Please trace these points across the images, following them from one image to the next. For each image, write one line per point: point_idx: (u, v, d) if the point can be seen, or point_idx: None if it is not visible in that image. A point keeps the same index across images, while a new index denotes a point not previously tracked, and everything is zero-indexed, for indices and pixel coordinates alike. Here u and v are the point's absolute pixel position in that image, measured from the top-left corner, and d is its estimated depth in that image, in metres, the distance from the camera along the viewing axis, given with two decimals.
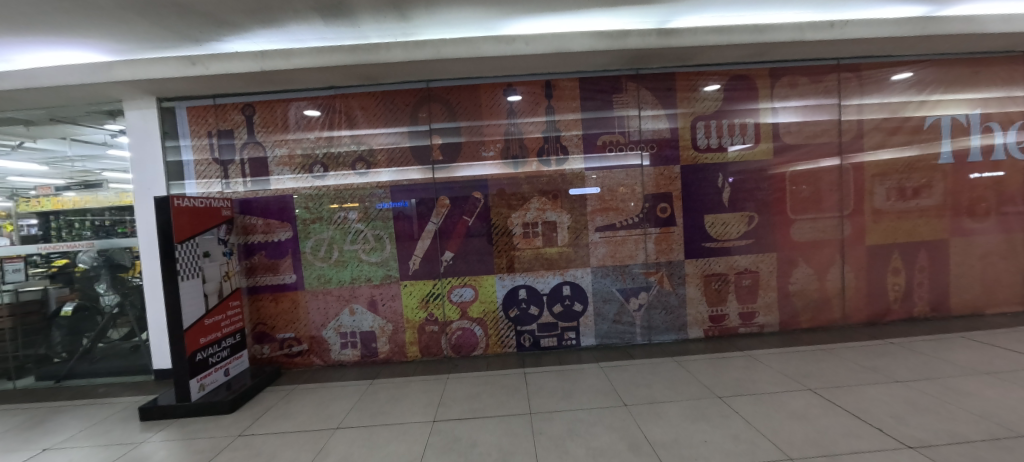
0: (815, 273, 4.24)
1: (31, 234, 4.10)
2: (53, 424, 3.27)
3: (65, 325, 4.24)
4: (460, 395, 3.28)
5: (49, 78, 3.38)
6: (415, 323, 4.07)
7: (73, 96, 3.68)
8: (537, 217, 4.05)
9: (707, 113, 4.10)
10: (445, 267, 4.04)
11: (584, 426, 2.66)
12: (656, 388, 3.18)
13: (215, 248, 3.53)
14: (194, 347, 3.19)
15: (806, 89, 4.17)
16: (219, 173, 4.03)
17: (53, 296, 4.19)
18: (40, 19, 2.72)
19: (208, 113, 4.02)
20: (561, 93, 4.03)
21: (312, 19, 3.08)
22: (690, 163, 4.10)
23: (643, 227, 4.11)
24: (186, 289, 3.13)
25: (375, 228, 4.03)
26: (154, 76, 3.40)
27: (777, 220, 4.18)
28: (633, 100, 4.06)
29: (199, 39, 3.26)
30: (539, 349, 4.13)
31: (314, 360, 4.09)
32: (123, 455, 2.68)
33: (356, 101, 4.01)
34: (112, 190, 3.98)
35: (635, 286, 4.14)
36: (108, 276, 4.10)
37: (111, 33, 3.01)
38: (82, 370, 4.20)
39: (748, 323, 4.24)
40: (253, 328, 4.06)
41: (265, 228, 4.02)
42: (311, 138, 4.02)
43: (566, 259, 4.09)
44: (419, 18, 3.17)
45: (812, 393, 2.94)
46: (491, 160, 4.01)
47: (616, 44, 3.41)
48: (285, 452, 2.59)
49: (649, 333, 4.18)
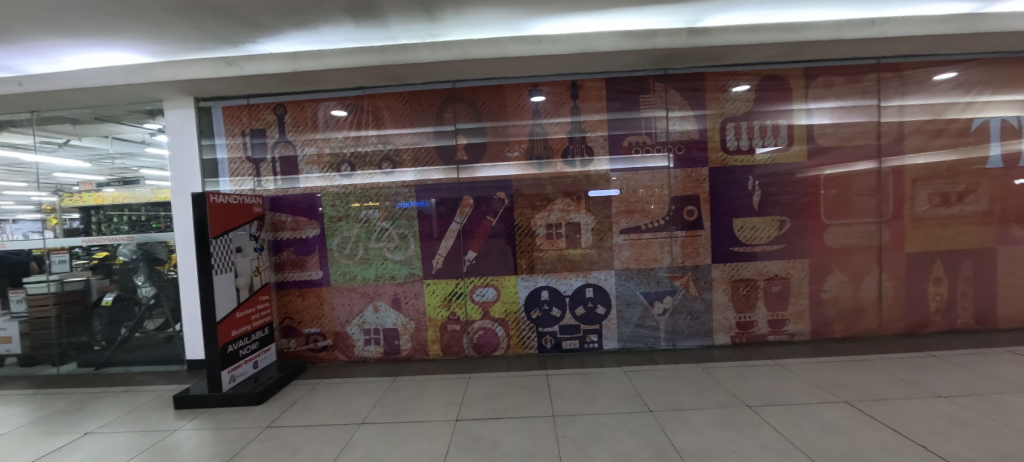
0: (849, 281, 4.07)
1: (73, 227, 4.31)
2: (94, 408, 3.43)
3: (105, 314, 4.45)
4: (481, 395, 3.27)
5: (94, 79, 3.54)
6: (437, 322, 4.10)
7: (117, 96, 3.85)
8: (560, 218, 4.02)
9: (737, 114, 4.00)
10: (467, 266, 4.05)
11: (607, 431, 2.62)
12: (682, 394, 3.12)
13: (247, 244, 3.64)
14: (226, 339, 3.29)
15: (842, 89, 4.01)
16: (251, 171, 4.14)
17: (94, 286, 4.41)
18: (90, 21, 2.87)
19: (242, 113, 4.13)
20: (587, 94, 3.98)
21: (343, 21, 3.14)
22: (719, 165, 4.00)
23: (669, 230, 4.03)
24: (220, 283, 3.23)
25: (399, 227, 4.08)
26: (192, 76, 3.53)
27: (809, 225, 4.03)
28: (661, 101, 3.99)
29: (235, 40, 3.37)
30: (561, 351, 4.09)
31: (338, 355, 4.16)
32: (157, 442, 2.79)
33: (382, 101, 4.06)
34: (148, 186, 4.17)
35: (660, 289, 4.07)
36: (146, 269, 4.27)
37: (154, 35, 3.15)
38: (121, 358, 4.39)
39: (777, 331, 4.10)
40: (281, 323, 4.16)
41: (293, 225, 4.11)
42: (340, 137, 4.09)
43: (589, 260, 4.05)
44: (447, 19, 3.20)
45: (846, 406, 2.82)
46: (515, 161, 4.00)
47: (644, 44, 3.36)
48: (310, 445, 2.64)
49: (672, 338, 4.09)
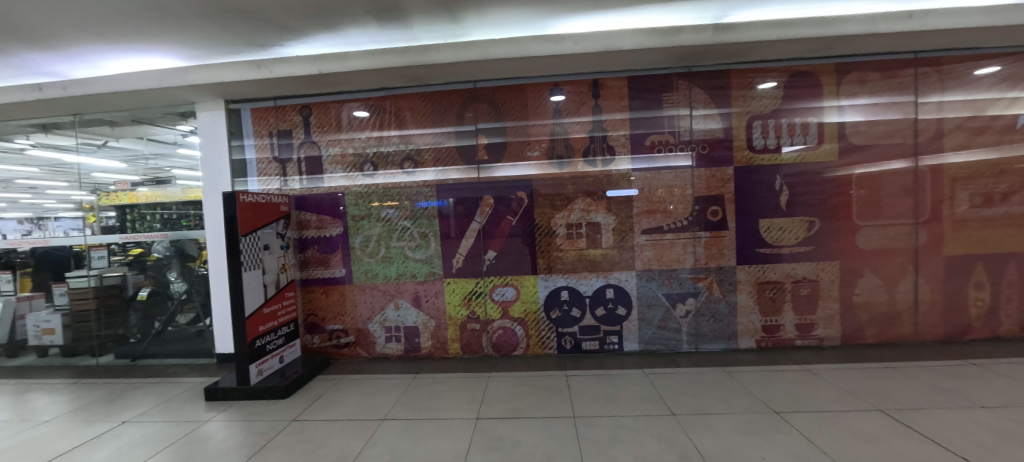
0: (883, 284, 3.92)
1: (110, 225, 4.52)
2: (131, 398, 3.58)
3: (140, 308, 4.65)
4: (501, 395, 3.28)
5: (132, 82, 3.69)
6: (457, 320, 4.13)
7: (153, 99, 4.01)
8: (581, 217, 3.99)
9: (764, 111, 3.90)
10: (487, 266, 4.06)
11: (629, 434, 2.59)
12: (706, 398, 3.05)
13: (274, 242, 3.73)
14: (254, 334, 3.38)
15: (877, 85, 3.86)
16: (278, 171, 4.25)
17: (130, 281, 4.61)
18: (129, 27, 3.00)
19: (270, 114, 4.25)
20: (608, 93, 3.94)
21: (367, 23, 3.20)
22: (745, 164, 3.90)
23: (692, 231, 3.95)
24: (248, 279, 3.33)
25: (420, 226, 4.12)
26: (223, 79, 3.65)
27: (840, 226, 3.89)
28: (684, 99, 3.92)
29: (264, 43, 3.46)
30: (580, 352, 4.07)
31: (360, 352, 4.23)
32: (190, 432, 2.89)
33: (404, 101, 4.11)
34: (179, 186, 4.33)
35: (683, 291, 4.00)
36: (178, 265, 4.44)
37: (189, 39, 3.27)
38: (155, 350, 4.58)
39: (805, 335, 3.97)
40: (305, 319, 4.26)
41: (318, 224, 4.20)
42: (363, 138, 4.16)
43: (610, 261, 4.01)
44: (470, 19, 3.22)
45: (880, 414, 2.71)
46: (535, 160, 3.99)
47: (668, 41, 3.30)
48: (335, 439, 2.69)
49: (695, 341, 4.01)
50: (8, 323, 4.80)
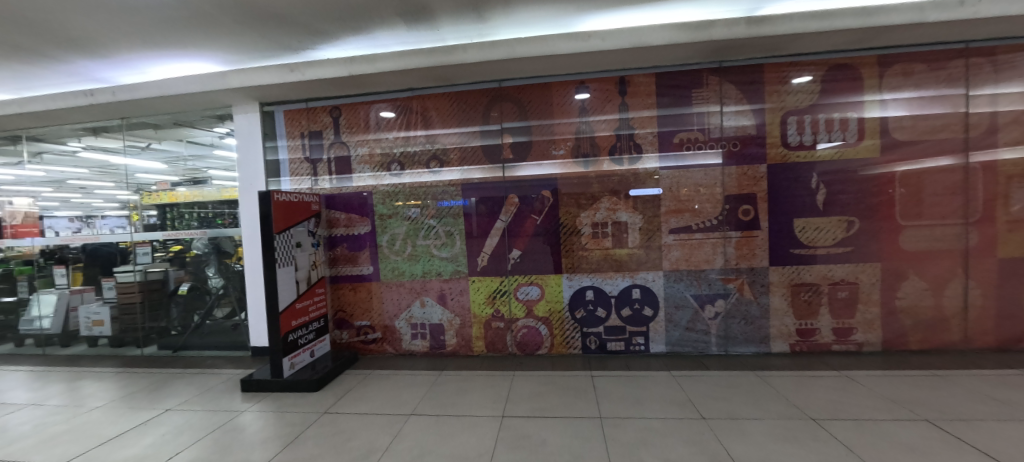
0: (929, 288, 3.71)
1: (152, 223, 4.76)
2: (173, 387, 3.77)
3: (181, 302, 4.89)
4: (525, 393, 3.28)
5: (174, 87, 3.88)
6: (482, 318, 4.16)
7: (193, 102, 4.20)
8: (607, 217, 3.95)
9: (800, 107, 3.75)
10: (512, 264, 4.07)
11: (658, 436, 2.54)
12: (737, 403, 2.97)
13: (305, 240, 3.85)
14: (287, 328, 3.50)
15: (923, 77, 3.65)
16: (309, 171, 4.39)
17: (172, 277, 4.85)
18: (174, 34, 3.15)
19: (302, 116, 4.38)
20: (635, 90, 3.89)
21: (396, 25, 3.25)
22: (779, 161, 3.76)
23: (723, 231, 3.85)
24: (282, 275, 3.45)
25: (445, 225, 4.17)
26: (258, 82, 3.78)
27: (882, 226, 3.71)
28: (715, 95, 3.82)
29: (297, 47, 3.58)
30: (605, 353, 4.02)
31: (387, 348, 4.32)
32: (228, 421, 3.02)
33: (430, 101, 4.17)
34: (215, 186, 4.53)
35: (712, 292, 3.90)
36: (216, 262, 4.65)
37: (227, 45, 3.41)
38: (195, 342, 4.80)
39: (843, 340, 3.81)
40: (334, 314, 4.38)
41: (347, 222, 4.31)
42: (390, 138, 4.24)
43: (636, 261, 3.95)
44: (496, 18, 3.23)
45: (927, 424, 2.57)
46: (560, 159, 3.97)
47: (699, 36, 3.22)
48: (365, 433, 2.76)
49: (725, 344, 3.91)
50: (62, 314, 5.13)
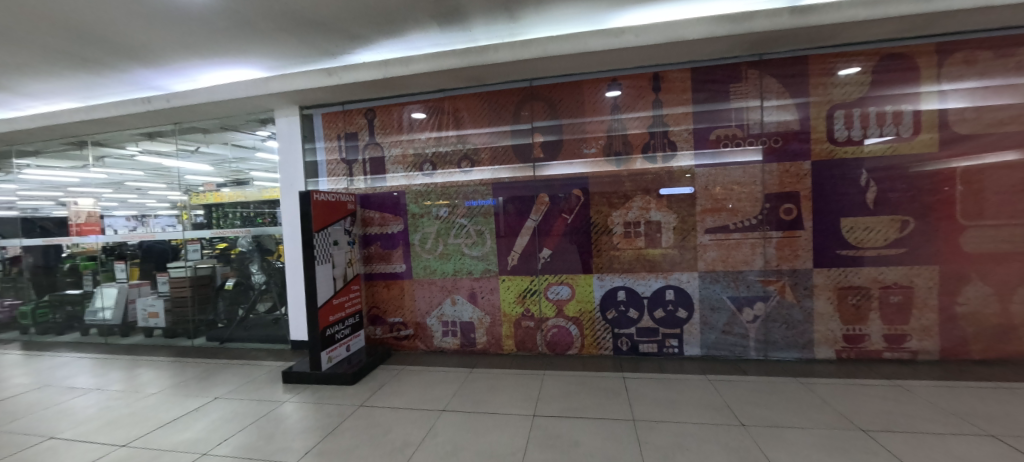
0: (995, 293, 3.42)
1: (200, 222, 5.05)
2: (220, 377, 4.00)
3: (227, 297, 5.17)
4: (556, 393, 3.27)
5: (222, 93, 4.11)
6: (512, 317, 4.18)
7: (238, 107, 4.43)
8: (639, 216, 3.88)
9: (848, 100, 3.56)
10: (542, 264, 4.07)
11: (695, 442, 2.48)
12: (778, 410, 2.85)
13: (342, 238, 3.98)
14: (325, 323, 3.64)
15: (989, 65, 3.37)
16: (345, 172, 4.54)
17: (219, 272, 5.16)
18: (222, 42, 3.33)
19: (338, 118, 4.53)
20: (670, 86, 3.79)
21: (429, 27, 3.31)
22: (825, 157, 3.58)
23: (762, 231, 3.70)
24: (320, 272, 3.58)
25: (476, 224, 4.22)
26: (298, 87, 3.94)
27: (941, 227, 3.45)
28: (754, 89, 3.68)
29: (335, 52, 3.71)
30: (637, 355, 3.95)
31: (418, 344, 4.41)
32: (272, 411, 3.17)
33: (461, 102, 4.22)
34: (256, 186, 4.76)
35: (751, 295, 3.76)
36: (259, 259, 4.89)
37: (271, 51, 3.57)
38: (239, 335, 5.08)
39: (895, 348, 3.58)
40: (369, 311, 4.51)
41: (381, 221, 4.43)
42: (423, 138, 4.32)
43: (669, 261, 3.86)
44: (528, 17, 3.23)
45: (993, 440, 2.38)
46: (592, 157, 3.93)
47: (738, 28, 3.11)
48: (399, 426, 2.83)
49: (764, 349, 3.76)
50: (122, 305, 5.55)
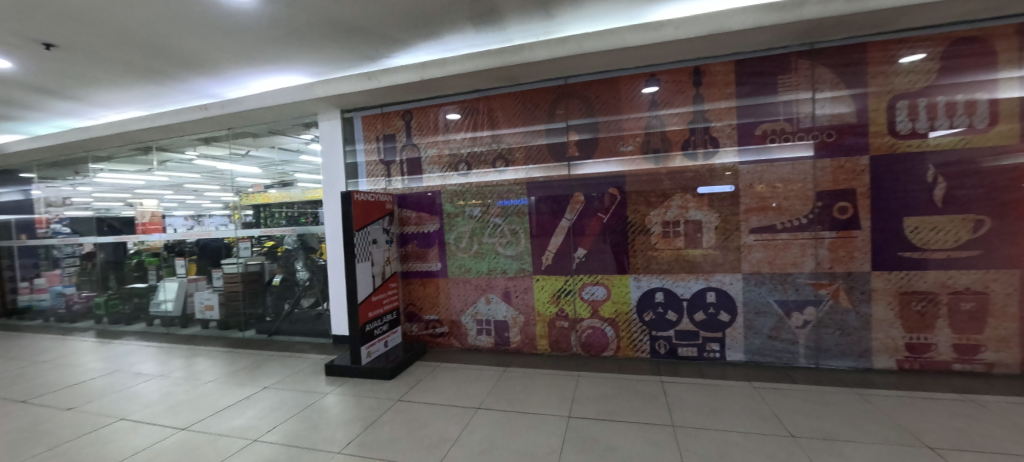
0: None
1: (249, 221, 5.36)
2: (269, 367, 4.24)
3: (274, 292, 5.48)
4: (591, 395, 3.23)
5: (270, 99, 4.34)
6: (546, 317, 4.17)
7: (285, 112, 4.67)
8: (679, 215, 3.76)
9: (913, 89, 3.28)
10: (577, 263, 4.03)
11: (740, 451, 2.38)
12: (832, 422, 2.68)
13: (380, 237, 4.12)
14: (365, 319, 3.77)
15: None
16: (384, 172, 4.68)
17: (267, 269, 5.46)
18: (272, 50, 3.52)
19: (377, 121, 4.68)
20: (712, 80, 3.65)
21: (465, 28, 3.36)
22: (885, 152, 3.32)
23: (814, 231, 3.49)
24: (360, 269, 3.72)
25: (511, 223, 4.23)
26: (339, 91, 4.10)
27: None
28: (805, 81, 3.48)
29: (374, 56, 3.83)
30: (676, 358, 3.84)
31: (453, 342, 4.48)
32: (316, 401, 3.32)
33: (496, 102, 4.25)
34: (301, 187, 5.00)
35: (800, 298, 3.56)
36: (303, 256, 5.15)
37: (315, 58, 3.74)
38: (285, 328, 5.36)
39: (968, 359, 3.28)
40: (405, 307, 4.64)
41: (417, 220, 4.54)
42: (458, 139, 4.39)
43: (711, 262, 3.72)
44: (563, 14, 3.21)
45: None
46: (629, 155, 3.85)
47: (788, 16, 2.94)
48: (437, 422, 2.88)
49: (816, 356, 3.54)
50: (182, 298, 6.00)
